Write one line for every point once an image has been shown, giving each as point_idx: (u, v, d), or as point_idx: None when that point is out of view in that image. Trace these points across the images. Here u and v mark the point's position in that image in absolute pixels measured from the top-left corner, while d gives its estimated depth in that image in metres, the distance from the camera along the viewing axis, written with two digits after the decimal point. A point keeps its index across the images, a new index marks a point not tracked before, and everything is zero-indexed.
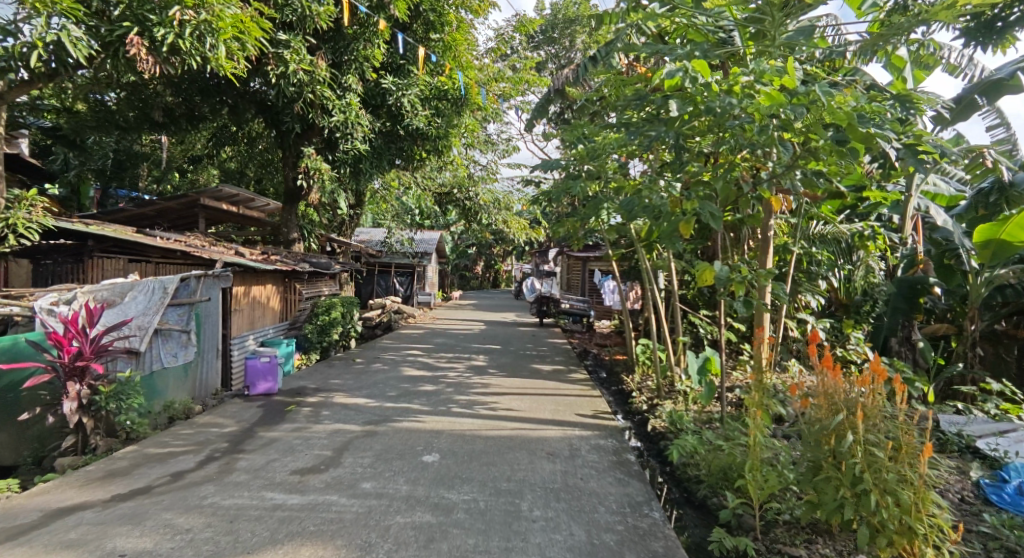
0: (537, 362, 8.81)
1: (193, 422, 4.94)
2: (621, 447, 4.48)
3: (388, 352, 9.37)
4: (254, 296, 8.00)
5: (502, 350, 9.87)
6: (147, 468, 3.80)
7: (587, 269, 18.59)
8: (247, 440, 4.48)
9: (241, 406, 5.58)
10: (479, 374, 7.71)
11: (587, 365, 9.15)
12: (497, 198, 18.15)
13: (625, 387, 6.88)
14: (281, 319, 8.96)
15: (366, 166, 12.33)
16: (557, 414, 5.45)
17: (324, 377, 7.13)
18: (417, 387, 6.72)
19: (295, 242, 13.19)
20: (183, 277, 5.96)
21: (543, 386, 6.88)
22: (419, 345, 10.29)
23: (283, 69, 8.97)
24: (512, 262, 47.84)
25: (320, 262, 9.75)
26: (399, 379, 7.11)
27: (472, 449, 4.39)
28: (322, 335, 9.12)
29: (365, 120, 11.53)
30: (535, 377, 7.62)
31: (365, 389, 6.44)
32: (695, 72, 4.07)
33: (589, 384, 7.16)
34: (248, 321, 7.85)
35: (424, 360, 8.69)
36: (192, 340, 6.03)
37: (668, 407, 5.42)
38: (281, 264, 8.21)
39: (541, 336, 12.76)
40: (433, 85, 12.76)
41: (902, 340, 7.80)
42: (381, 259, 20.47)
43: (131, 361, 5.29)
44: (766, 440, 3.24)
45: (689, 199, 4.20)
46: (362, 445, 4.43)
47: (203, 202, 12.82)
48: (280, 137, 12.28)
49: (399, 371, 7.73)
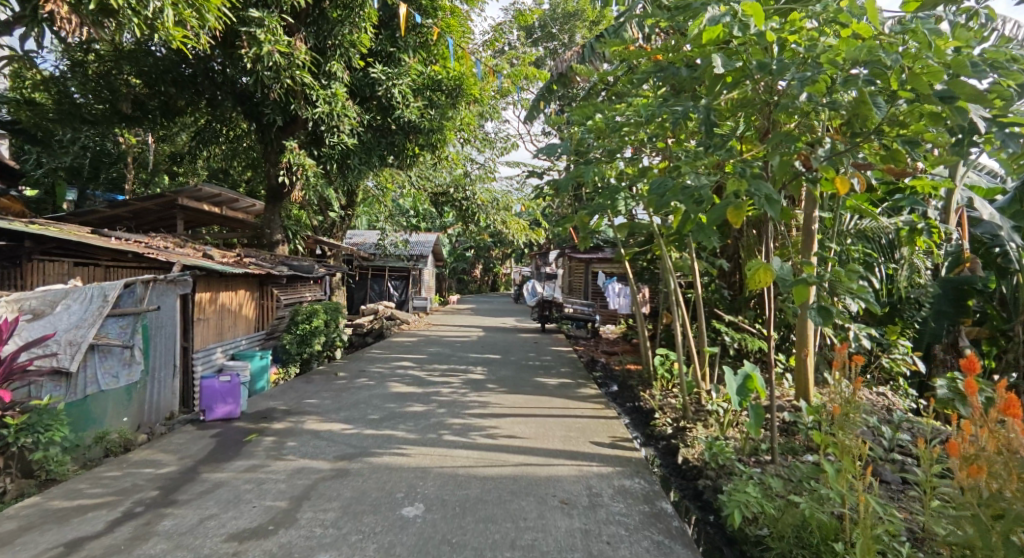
0: (541, 375, 7.91)
1: (125, 460, 4.04)
2: (652, 492, 3.58)
3: (376, 364, 8.47)
4: (223, 303, 7.09)
5: (503, 360, 8.99)
6: (37, 533, 2.89)
7: (590, 270, 17.82)
8: (184, 486, 3.58)
9: (191, 436, 4.68)
10: (476, 390, 6.81)
11: (596, 377, 8.26)
12: (495, 198, 17.27)
13: (644, 406, 6.00)
14: (257, 328, 8.07)
15: (354, 162, 11.43)
16: (568, 443, 4.55)
17: (299, 395, 6.24)
18: (404, 407, 5.81)
19: (279, 244, 12.31)
20: (128, 283, 5.03)
21: (550, 405, 5.99)
22: (410, 355, 9.39)
23: (257, 50, 8.15)
24: (512, 265, 46.89)
25: (301, 265, 8.88)
26: (385, 398, 6.22)
27: (466, 495, 3.49)
28: (303, 346, 8.22)
29: (352, 112, 10.72)
30: (540, 393, 6.72)
31: (344, 411, 5.54)
32: (745, 17, 3.22)
33: (602, 402, 6.26)
34: (215, 332, 6.96)
35: (415, 373, 7.78)
36: (137, 357, 5.14)
37: (702, 435, 4.52)
38: (255, 268, 7.35)
39: (544, 343, 11.90)
40: (426, 75, 11.92)
41: (945, 346, 7.03)
42: (374, 263, 19.56)
43: (60, 384, 4.41)
44: (885, 513, 2.41)
45: (739, 178, 3.28)
46: (329, 491, 3.53)
47: (182, 203, 11.99)
48: (260, 130, 11.40)
49: (386, 387, 6.84)
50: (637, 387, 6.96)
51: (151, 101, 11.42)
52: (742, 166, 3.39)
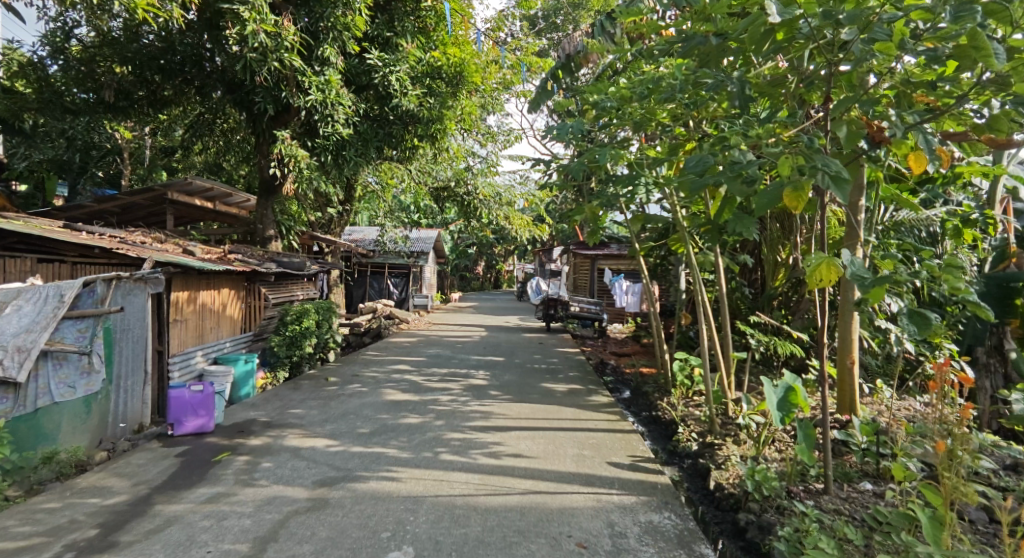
0: (548, 379, 7.35)
1: (71, 488, 3.48)
2: (686, 531, 3.01)
3: (371, 368, 7.91)
4: (203, 302, 6.54)
5: (506, 364, 8.43)
6: None
7: (596, 267, 17.30)
8: (131, 521, 3.03)
9: (155, 455, 4.13)
10: (478, 398, 6.25)
11: (607, 382, 7.69)
12: (498, 192, 16.74)
13: (664, 417, 5.45)
14: (243, 329, 7.52)
15: (351, 154, 10.79)
16: (582, 465, 3.99)
17: (283, 404, 5.68)
18: (399, 419, 5.25)
19: (273, 240, 11.75)
20: (88, 281, 4.48)
21: (559, 417, 5.42)
22: (408, 358, 8.82)
23: (241, 30, 7.62)
24: (514, 261, 46.27)
25: (291, 262, 8.33)
26: (377, 408, 5.66)
27: (465, 535, 2.91)
28: (292, 349, 7.67)
29: (347, 100, 10.24)
30: (548, 402, 6.14)
31: (330, 424, 4.98)
32: None
33: (616, 412, 5.70)
34: (195, 333, 6.41)
35: (412, 378, 7.22)
36: (98, 365, 4.56)
37: (736, 456, 3.96)
38: (238, 264, 6.81)
39: (550, 343, 11.34)
40: (425, 62, 11.38)
41: (988, 348, 6.36)
42: (374, 259, 19.00)
43: (7, 396, 3.81)
44: None
45: (801, 151, 2.68)
46: (301, 529, 2.97)
47: (172, 197, 11.50)
48: (250, 120, 10.80)
49: (380, 394, 6.28)
50: (654, 393, 6.39)
51: (136, 89, 10.85)
52: (804, 138, 2.78)
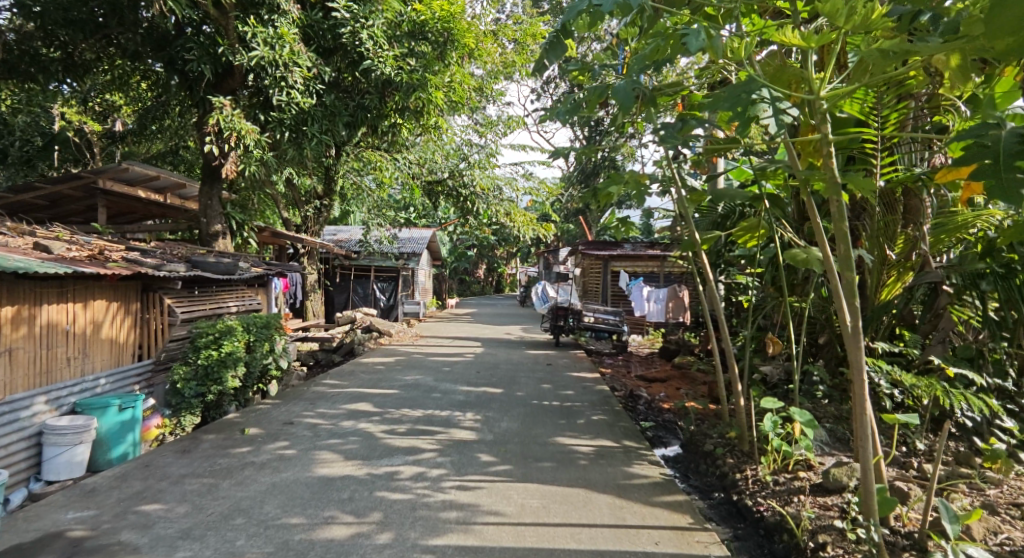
0: (565, 428, 5.15)
1: None
2: None
3: (318, 409, 5.71)
4: (48, 321, 4.37)
5: (506, 400, 6.23)
6: None
7: (610, 269, 15.13)
8: None
9: None
10: (459, 468, 4.07)
11: (646, 430, 5.52)
12: (499, 185, 14.67)
13: (768, 518, 3.27)
14: (134, 357, 5.35)
15: (313, 128, 8.75)
16: None
17: (140, 492, 3.49)
18: (318, 529, 3.04)
19: (220, 237, 9.49)
20: None
21: (592, 520, 3.21)
22: (376, 391, 6.61)
23: None
24: (516, 264, 44.24)
25: (218, 264, 6.24)
26: (289, 499, 3.44)
27: None
28: (206, 385, 5.46)
29: (305, 59, 8.34)
30: (569, 478, 3.93)
31: (185, 548, 2.78)
32: None
33: (681, 506, 3.48)
34: (34, 369, 4.23)
35: (369, 429, 5.02)
36: None
37: None
38: (117, 269, 4.75)
39: (560, 364, 9.16)
40: (406, 17, 9.39)
41: None
42: (359, 261, 16.89)
43: None
44: None
45: None
46: None
47: (100, 184, 9.50)
48: (185, 87, 8.71)
49: (308, 464, 4.08)
50: (728, 460, 4.19)
51: (45, 49, 8.72)
52: None
